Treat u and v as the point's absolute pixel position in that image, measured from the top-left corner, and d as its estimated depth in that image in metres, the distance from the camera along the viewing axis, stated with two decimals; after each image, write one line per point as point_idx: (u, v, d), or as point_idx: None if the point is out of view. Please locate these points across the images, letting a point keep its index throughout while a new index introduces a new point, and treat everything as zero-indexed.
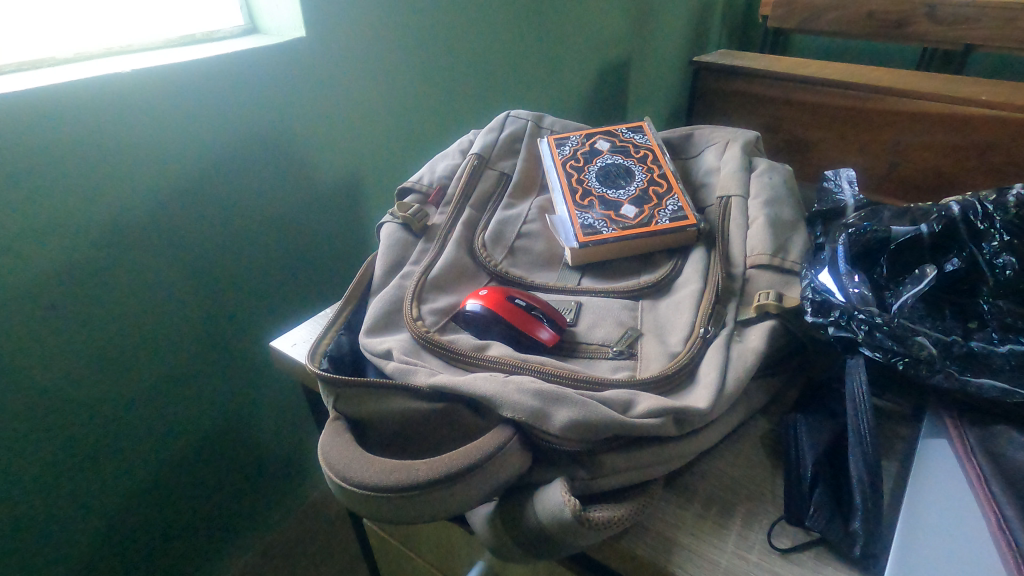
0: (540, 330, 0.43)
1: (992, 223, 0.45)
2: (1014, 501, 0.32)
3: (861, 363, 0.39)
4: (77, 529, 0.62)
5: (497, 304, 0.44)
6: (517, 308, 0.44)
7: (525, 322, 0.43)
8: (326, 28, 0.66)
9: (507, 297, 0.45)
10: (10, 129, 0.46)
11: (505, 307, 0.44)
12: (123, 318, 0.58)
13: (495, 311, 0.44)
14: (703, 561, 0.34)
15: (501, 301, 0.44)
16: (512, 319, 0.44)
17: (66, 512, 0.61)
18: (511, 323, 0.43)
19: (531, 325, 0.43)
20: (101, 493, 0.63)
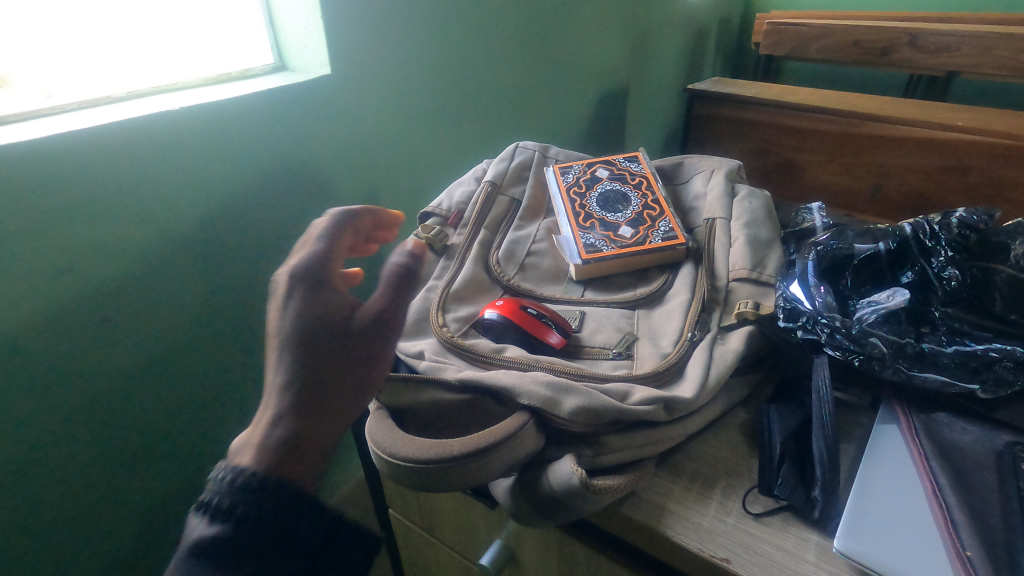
0: (550, 334, 0.50)
1: (938, 240, 0.53)
2: (947, 473, 0.40)
3: (825, 361, 0.46)
4: (131, 532, 0.67)
5: (513, 312, 0.51)
6: (530, 315, 0.51)
7: (537, 327, 0.50)
8: (352, 64, 0.73)
9: (522, 307, 0.52)
10: (80, 162, 0.51)
11: (520, 314, 0.51)
12: (179, 330, 0.64)
13: (512, 318, 0.51)
14: (688, 523, 0.41)
15: (517, 309, 0.51)
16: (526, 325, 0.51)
17: (123, 513, 0.65)
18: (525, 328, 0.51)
19: (542, 330, 0.50)
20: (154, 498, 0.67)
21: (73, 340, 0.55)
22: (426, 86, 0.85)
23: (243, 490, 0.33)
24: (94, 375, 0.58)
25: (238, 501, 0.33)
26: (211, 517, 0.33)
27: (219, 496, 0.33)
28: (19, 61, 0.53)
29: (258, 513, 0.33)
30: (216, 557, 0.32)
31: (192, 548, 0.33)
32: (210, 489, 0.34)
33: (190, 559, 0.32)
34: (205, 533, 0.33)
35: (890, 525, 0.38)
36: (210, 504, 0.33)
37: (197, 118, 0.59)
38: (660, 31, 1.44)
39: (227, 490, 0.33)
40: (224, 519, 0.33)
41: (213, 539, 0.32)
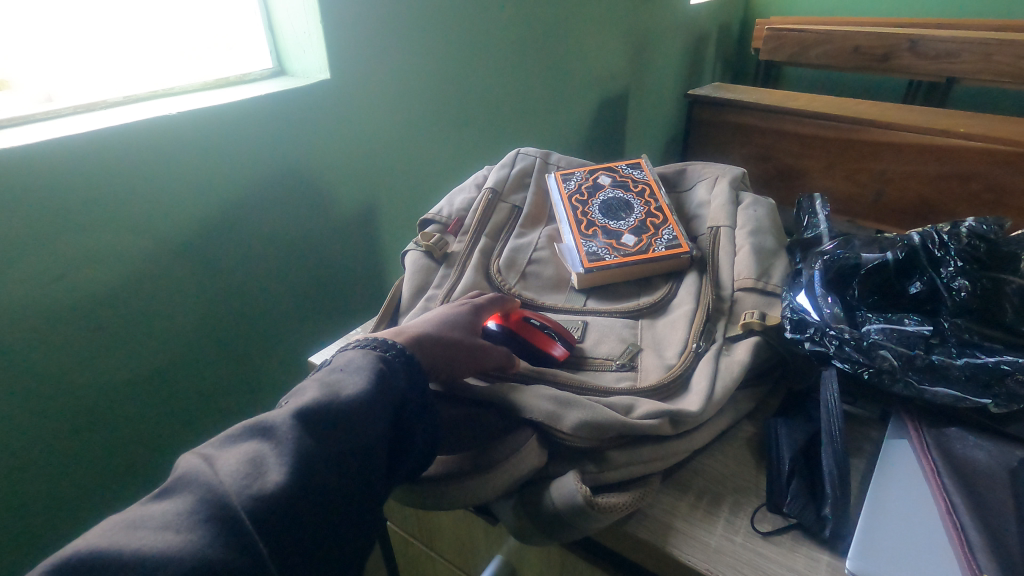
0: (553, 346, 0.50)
1: (947, 250, 0.52)
2: (960, 490, 0.39)
3: (834, 373, 0.45)
4: None
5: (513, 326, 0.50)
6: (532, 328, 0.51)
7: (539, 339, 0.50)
8: (351, 69, 0.72)
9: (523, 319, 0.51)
10: (72, 167, 0.50)
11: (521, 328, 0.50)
12: (175, 339, 0.63)
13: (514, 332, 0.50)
14: (695, 542, 0.40)
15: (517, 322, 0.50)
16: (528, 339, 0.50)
17: None
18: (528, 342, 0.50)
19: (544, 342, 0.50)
20: None
21: (68, 348, 0.54)
22: (425, 90, 0.84)
23: (405, 353, 0.40)
24: (88, 384, 0.56)
25: (409, 358, 0.39)
26: (377, 359, 0.38)
27: (390, 348, 0.40)
28: (20, 64, 0.53)
29: (419, 376, 0.39)
30: (389, 384, 0.37)
31: (371, 369, 0.37)
32: (371, 342, 0.40)
33: (367, 378, 0.36)
34: (379, 365, 0.37)
35: (903, 545, 0.37)
36: (373, 352, 0.39)
37: (194, 122, 0.57)
38: (660, 36, 1.44)
39: (395, 346, 0.40)
40: (394, 367, 0.38)
41: (387, 374, 0.37)
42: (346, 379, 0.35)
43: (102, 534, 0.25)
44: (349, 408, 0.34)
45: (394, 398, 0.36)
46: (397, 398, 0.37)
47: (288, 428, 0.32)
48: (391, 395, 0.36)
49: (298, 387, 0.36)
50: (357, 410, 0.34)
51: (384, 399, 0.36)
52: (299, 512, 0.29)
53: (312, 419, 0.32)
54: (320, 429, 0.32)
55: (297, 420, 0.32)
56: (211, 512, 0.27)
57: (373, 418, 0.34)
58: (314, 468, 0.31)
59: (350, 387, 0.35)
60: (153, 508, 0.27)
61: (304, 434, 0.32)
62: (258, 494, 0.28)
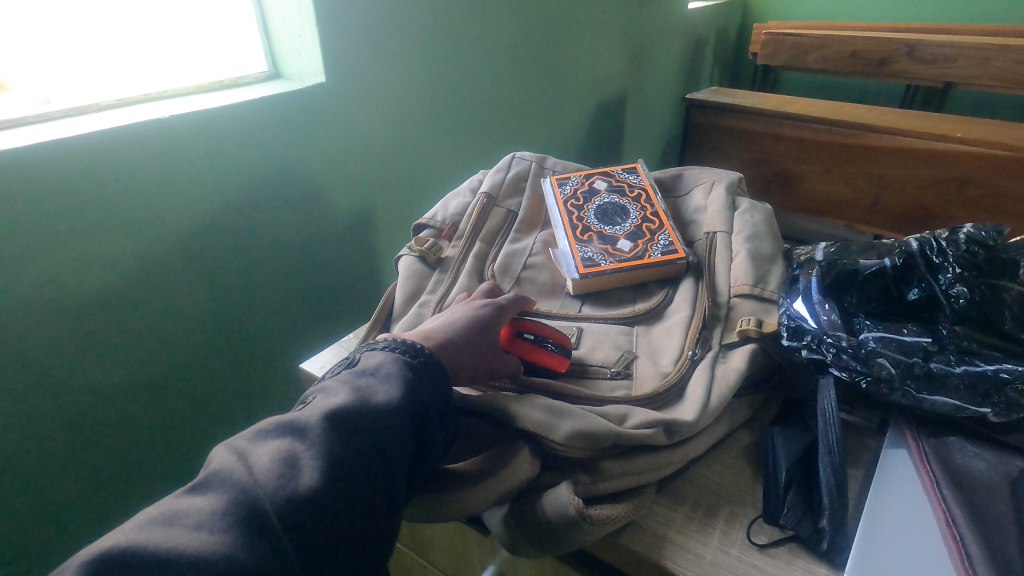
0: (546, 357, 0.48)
1: (946, 257, 0.51)
2: (960, 502, 0.38)
3: (831, 382, 0.45)
4: None
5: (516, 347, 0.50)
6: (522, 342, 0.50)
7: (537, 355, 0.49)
8: (346, 72, 0.71)
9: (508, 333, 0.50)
10: (64, 171, 0.49)
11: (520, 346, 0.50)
12: (166, 345, 0.62)
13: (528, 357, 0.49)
14: (691, 554, 0.39)
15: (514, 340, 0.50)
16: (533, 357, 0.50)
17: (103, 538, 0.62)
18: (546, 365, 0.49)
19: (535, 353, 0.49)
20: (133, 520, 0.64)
21: (57, 356, 0.53)
22: (421, 93, 0.84)
23: (429, 358, 0.40)
24: (78, 392, 0.55)
25: (434, 364, 0.40)
26: (403, 365, 0.39)
27: (417, 352, 0.40)
28: (12, 66, 0.52)
29: (442, 382, 0.40)
30: (415, 390, 0.37)
31: (398, 375, 0.37)
32: (396, 345, 0.40)
33: (397, 383, 0.37)
34: (406, 371, 0.38)
35: (902, 559, 0.36)
36: (400, 356, 0.39)
37: (188, 126, 0.56)
38: (658, 40, 1.43)
39: (421, 349, 0.40)
40: (420, 373, 0.39)
41: (413, 380, 0.38)
42: (375, 385, 0.36)
43: (143, 528, 0.26)
44: (378, 413, 0.34)
45: (419, 405, 0.37)
46: (422, 404, 0.37)
47: (320, 429, 0.32)
48: (417, 401, 0.37)
49: (329, 385, 0.37)
50: (386, 417, 0.34)
51: (411, 405, 0.36)
52: (329, 514, 0.30)
53: (343, 421, 0.33)
54: (350, 432, 0.33)
55: (329, 423, 0.33)
56: (245, 511, 0.28)
57: (401, 424, 0.35)
58: (345, 471, 0.32)
59: (379, 391, 0.36)
60: (191, 503, 0.28)
61: (335, 436, 0.32)
62: (292, 494, 0.29)
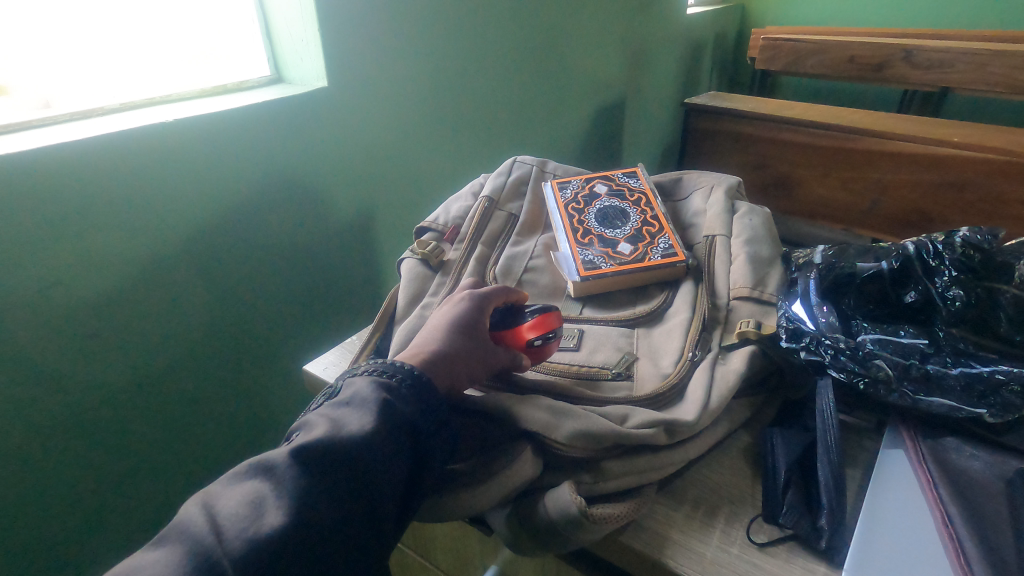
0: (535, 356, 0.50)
1: (942, 260, 0.52)
2: (956, 501, 0.38)
3: (830, 383, 0.45)
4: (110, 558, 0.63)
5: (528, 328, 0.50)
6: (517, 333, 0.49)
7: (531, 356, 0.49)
8: (346, 76, 0.72)
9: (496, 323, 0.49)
10: (69, 173, 0.49)
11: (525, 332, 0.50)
12: (168, 347, 0.62)
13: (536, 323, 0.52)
14: (691, 553, 0.40)
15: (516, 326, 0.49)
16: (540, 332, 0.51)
17: (103, 539, 0.62)
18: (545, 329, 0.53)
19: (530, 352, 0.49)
20: (133, 521, 0.65)
21: (62, 355, 0.53)
22: (421, 97, 0.84)
23: (415, 376, 0.38)
24: (82, 393, 0.56)
25: (417, 384, 0.38)
26: (383, 387, 0.36)
27: (400, 373, 0.38)
28: (23, 70, 0.53)
29: (429, 403, 0.38)
30: (396, 413, 0.35)
31: (377, 399, 0.35)
32: (378, 367, 0.38)
33: (372, 408, 0.35)
34: (386, 394, 0.36)
35: (898, 556, 0.37)
36: (380, 379, 0.37)
37: (191, 129, 0.57)
38: (657, 46, 1.45)
39: (406, 369, 0.38)
40: (401, 395, 0.37)
41: (393, 402, 0.36)
42: (351, 413, 0.34)
43: None
44: (351, 444, 0.32)
45: (402, 429, 0.35)
46: (405, 428, 0.35)
47: (286, 468, 0.30)
48: (399, 426, 0.35)
49: (307, 418, 0.35)
50: (359, 447, 0.32)
51: (390, 431, 0.34)
52: (296, 557, 0.28)
53: (312, 455, 0.31)
54: (320, 467, 0.31)
55: (295, 460, 0.31)
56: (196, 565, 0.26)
57: (376, 452, 0.33)
58: (313, 512, 0.29)
59: (355, 420, 0.34)
60: (146, 559, 0.27)
61: (301, 474, 0.30)
62: (253, 539, 0.27)
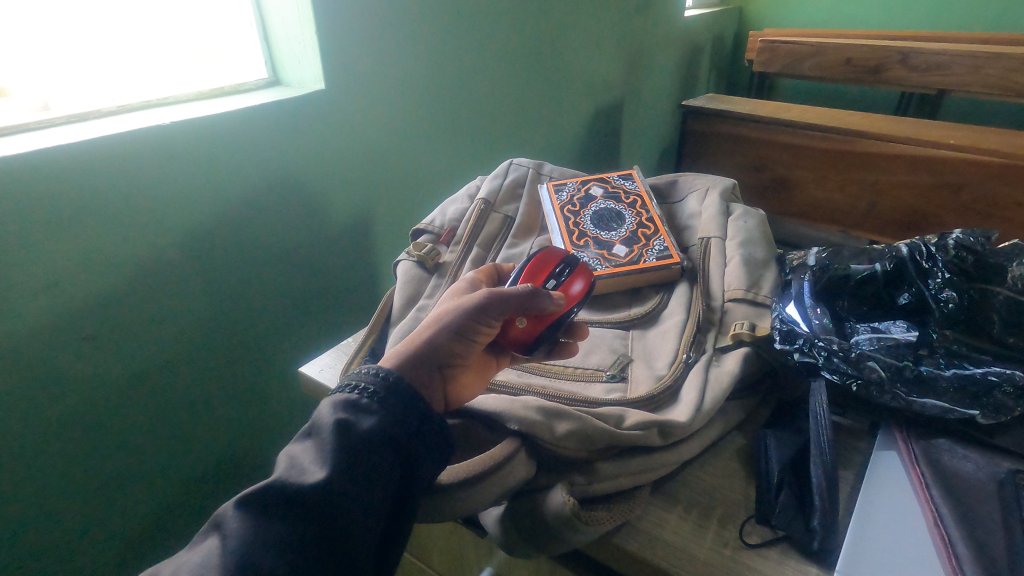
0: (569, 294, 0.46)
1: (935, 261, 0.53)
2: (949, 502, 0.39)
3: (823, 385, 0.45)
4: (104, 561, 0.63)
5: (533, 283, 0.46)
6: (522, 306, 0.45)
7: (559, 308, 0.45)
8: (343, 78, 0.72)
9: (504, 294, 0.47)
10: (64, 175, 0.49)
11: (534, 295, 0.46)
12: (164, 349, 0.62)
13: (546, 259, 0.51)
14: (684, 555, 0.40)
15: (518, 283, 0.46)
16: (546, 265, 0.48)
17: (98, 542, 0.62)
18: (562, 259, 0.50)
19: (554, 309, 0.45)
20: (128, 524, 0.64)
21: (59, 357, 0.53)
22: (419, 99, 0.84)
23: (377, 394, 0.37)
24: (80, 395, 0.56)
25: (384, 395, 0.37)
26: (343, 412, 0.36)
27: (367, 385, 0.37)
28: (21, 73, 0.53)
29: (399, 411, 0.37)
30: (355, 434, 0.35)
31: (334, 422, 0.35)
32: (350, 379, 0.38)
33: (325, 439, 0.34)
34: (348, 414, 0.36)
35: (891, 558, 0.37)
36: (341, 406, 0.37)
37: (187, 131, 0.57)
38: (654, 48, 1.45)
39: (378, 378, 0.38)
40: (366, 410, 0.36)
41: (355, 422, 0.35)
42: (305, 453, 0.34)
43: None
44: (304, 480, 0.33)
45: (362, 449, 0.34)
46: (366, 447, 0.35)
47: (234, 517, 0.31)
48: (358, 447, 0.34)
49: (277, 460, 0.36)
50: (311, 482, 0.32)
51: (347, 454, 0.34)
52: None
53: (260, 501, 0.32)
54: (266, 511, 0.31)
55: (243, 507, 0.31)
56: None
57: (332, 482, 0.33)
58: (260, 556, 0.30)
59: (312, 453, 0.34)
60: None
61: (250, 521, 0.31)
62: None
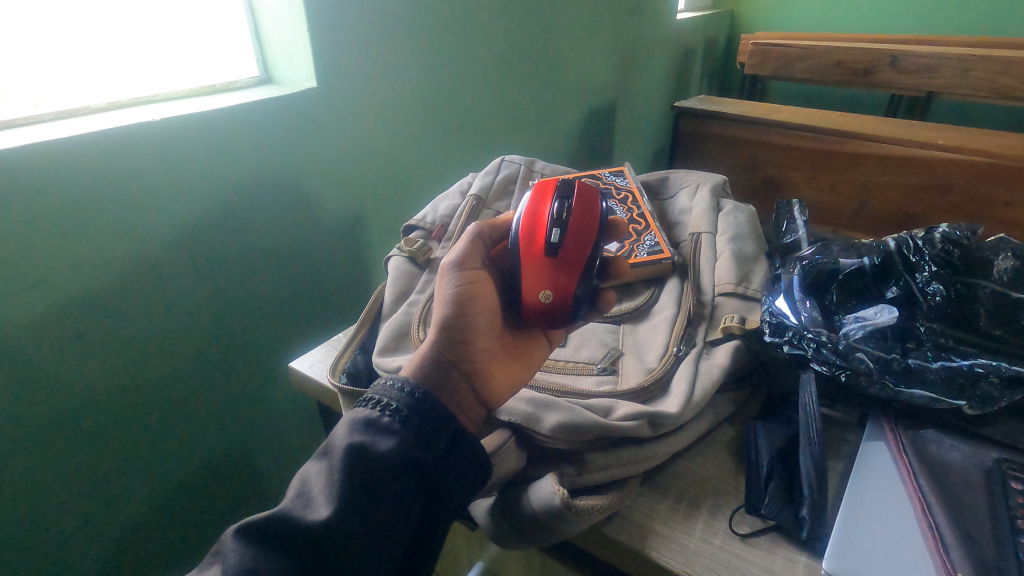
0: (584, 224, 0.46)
1: (922, 255, 0.54)
2: (935, 491, 0.39)
3: (812, 376, 0.46)
4: (90, 561, 0.62)
5: (537, 245, 0.43)
6: (537, 275, 0.42)
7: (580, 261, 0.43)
8: (334, 76, 0.72)
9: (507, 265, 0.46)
10: (51, 169, 0.49)
11: (546, 258, 0.42)
12: (153, 346, 0.61)
13: (535, 194, 0.47)
14: (674, 544, 0.40)
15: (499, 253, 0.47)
16: (538, 216, 0.45)
17: (84, 541, 0.61)
18: (549, 189, 0.47)
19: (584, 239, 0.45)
20: (115, 524, 0.63)
21: (46, 355, 0.53)
22: (411, 98, 0.84)
23: (404, 414, 0.37)
24: (66, 393, 0.55)
25: (408, 414, 0.37)
26: (361, 433, 0.36)
27: (392, 402, 0.38)
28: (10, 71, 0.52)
29: (423, 434, 0.37)
30: (371, 458, 0.35)
31: (350, 444, 0.35)
32: (374, 393, 0.39)
33: (339, 469, 0.35)
34: (367, 435, 0.36)
35: (879, 546, 0.37)
36: (361, 427, 0.37)
37: (177, 128, 0.57)
38: (647, 50, 1.46)
39: (403, 395, 0.38)
40: (388, 431, 0.37)
41: (374, 443, 0.36)
42: (318, 480, 0.35)
43: None
44: (313, 507, 0.33)
45: (377, 474, 0.35)
46: (382, 473, 0.35)
47: (236, 542, 0.32)
48: (374, 472, 0.35)
49: (294, 476, 0.36)
50: (319, 510, 0.33)
51: (361, 479, 0.35)
52: None
53: (267, 534, 0.32)
54: (272, 546, 0.32)
55: (245, 531, 0.32)
56: None
57: (341, 510, 0.33)
58: None
59: (326, 474, 0.35)
60: None
61: (251, 547, 0.32)
62: None
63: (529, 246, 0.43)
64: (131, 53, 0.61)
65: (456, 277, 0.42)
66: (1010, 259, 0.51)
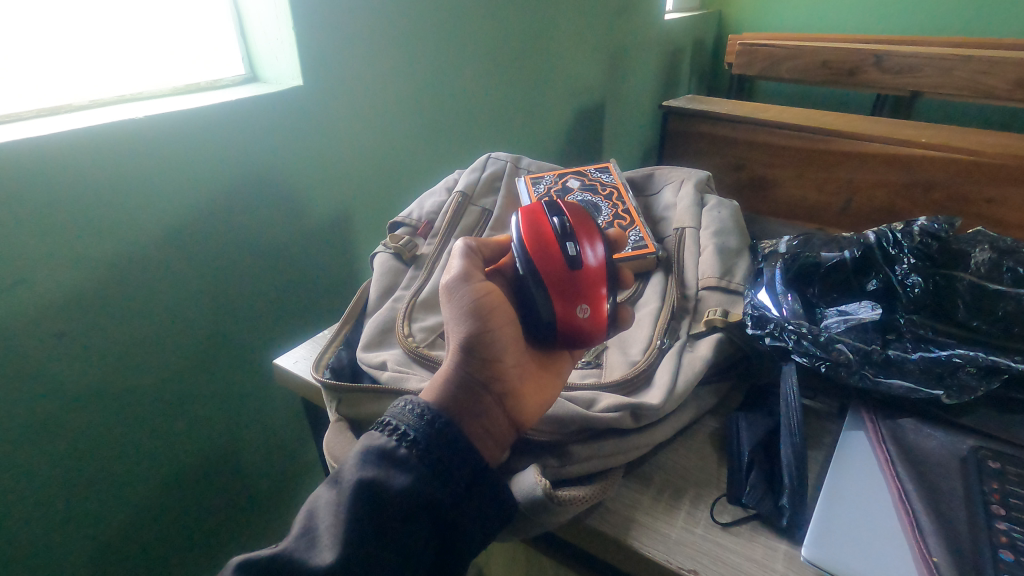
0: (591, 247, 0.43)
1: (901, 248, 0.55)
2: (913, 477, 0.40)
3: (794, 368, 0.47)
4: (73, 563, 0.61)
5: (556, 266, 0.40)
6: (565, 298, 0.40)
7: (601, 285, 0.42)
8: (320, 74, 0.71)
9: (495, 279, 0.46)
10: (32, 165, 0.48)
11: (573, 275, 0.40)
12: (136, 345, 0.61)
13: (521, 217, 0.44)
14: (656, 534, 0.40)
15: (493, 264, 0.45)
16: (542, 233, 0.42)
17: (68, 543, 0.60)
18: (536, 208, 0.45)
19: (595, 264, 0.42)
20: (98, 525, 0.63)
21: (28, 353, 0.52)
22: (398, 97, 0.84)
23: (422, 447, 0.37)
24: (52, 391, 0.55)
25: (424, 447, 0.37)
26: (375, 467, 0.36)
27: (409, 432, 0.37)
28: None
29: (439, 469, 0.36)
30: (381, 495, 0.35)
31: (361, 479, 0.35)
32: (390, 417, 0.38)
33: (347, 509, 0.34)
34: (379, 468, 0.36)
35: (856, 532, 0.37)
36: (375, 462, 0.36)
37: (160, 126, 0.56)
38: (635, 50, 1.47)
39: (419, 423, 0.37)
40: (402, 464, 0.36)
41: (387, 478, 0.35)
42: (325, 517, 0.35)
43: None
44: (317, 549, 0.34)
45: (387, 511, 0.35)
46: (394, 511, 0.35)
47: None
48: (386, 510, 0.35)
49: (306, 504, 0.37)
50: (323, 553, 0.33)
51: (369, 516, 0.35)
52: None
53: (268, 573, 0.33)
54: None
55: (245, 567, 0.33)
56: None
57: (345, 554, 0.33)
58: None
59: (333, 508, 0.35)
60: None
61: None
62: None
63: (543, 261, 0.41)
64: (115, 50, 0.60)
65: (467, 293, 0.40)
66: (987, 252, 0.53)
